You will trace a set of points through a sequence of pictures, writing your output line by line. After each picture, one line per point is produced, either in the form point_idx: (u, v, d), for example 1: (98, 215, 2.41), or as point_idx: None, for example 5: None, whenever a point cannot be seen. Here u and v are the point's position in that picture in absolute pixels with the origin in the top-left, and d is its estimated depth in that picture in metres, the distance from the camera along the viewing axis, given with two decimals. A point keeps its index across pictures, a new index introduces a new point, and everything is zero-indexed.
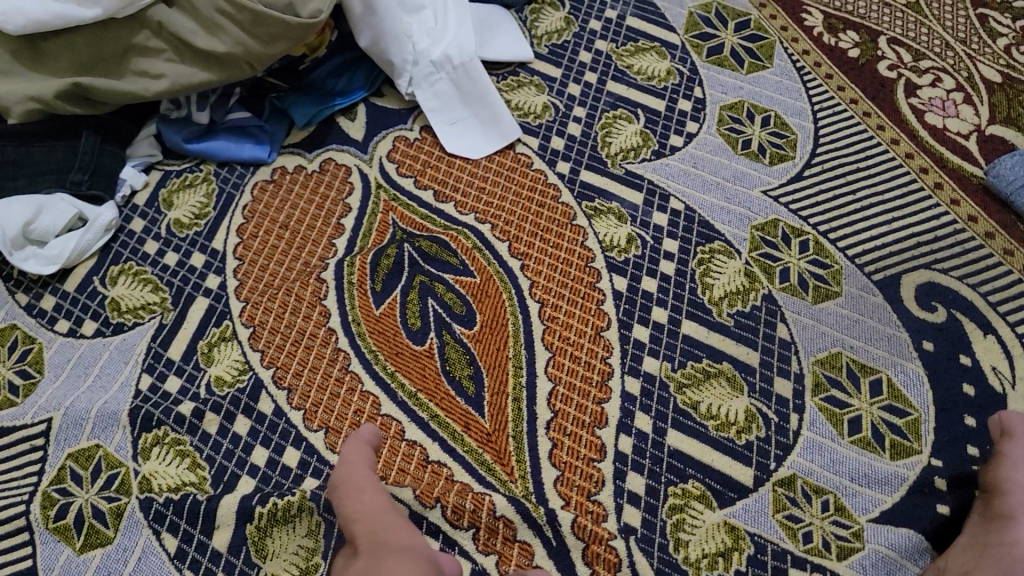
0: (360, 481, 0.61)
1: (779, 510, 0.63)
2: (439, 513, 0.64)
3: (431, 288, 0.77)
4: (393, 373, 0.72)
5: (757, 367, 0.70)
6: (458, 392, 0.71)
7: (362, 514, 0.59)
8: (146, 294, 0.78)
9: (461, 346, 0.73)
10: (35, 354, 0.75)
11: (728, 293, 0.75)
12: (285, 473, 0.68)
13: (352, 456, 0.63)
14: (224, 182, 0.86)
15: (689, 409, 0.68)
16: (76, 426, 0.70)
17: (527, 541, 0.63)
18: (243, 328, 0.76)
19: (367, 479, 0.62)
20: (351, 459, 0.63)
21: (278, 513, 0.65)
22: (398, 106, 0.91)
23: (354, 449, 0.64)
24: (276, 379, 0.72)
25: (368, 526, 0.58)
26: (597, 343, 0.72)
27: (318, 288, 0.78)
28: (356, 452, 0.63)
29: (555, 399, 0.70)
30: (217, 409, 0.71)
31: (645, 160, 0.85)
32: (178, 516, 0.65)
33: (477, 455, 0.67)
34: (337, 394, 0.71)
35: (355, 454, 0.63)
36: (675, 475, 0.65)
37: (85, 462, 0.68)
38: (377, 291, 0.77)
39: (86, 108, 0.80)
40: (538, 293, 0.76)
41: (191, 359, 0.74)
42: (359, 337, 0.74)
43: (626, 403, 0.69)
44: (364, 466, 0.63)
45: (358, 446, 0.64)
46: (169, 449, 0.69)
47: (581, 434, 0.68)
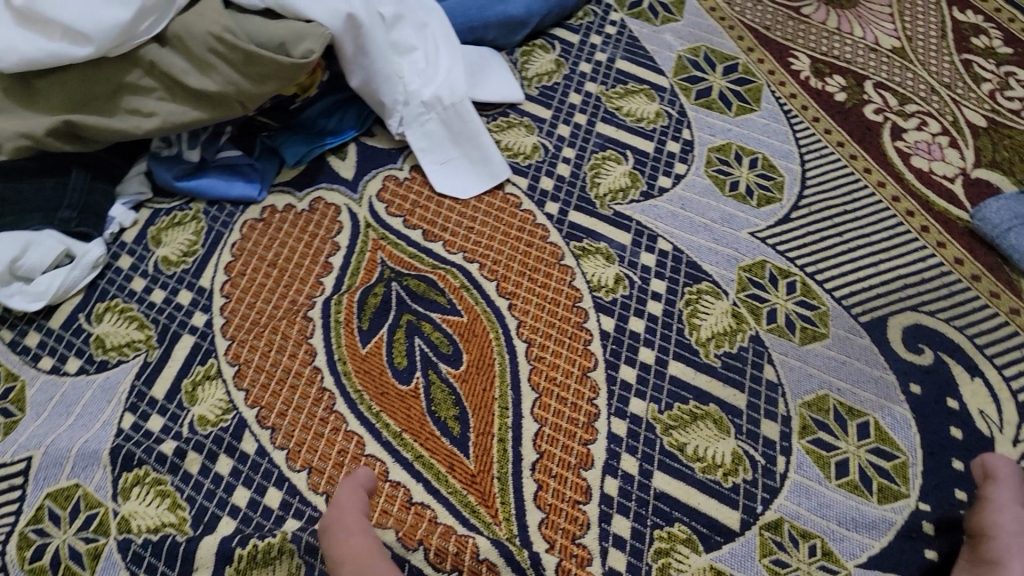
0: (352, 524, 0.61)
1: (766, 554, 0.63)
2: (422, 556, 0.63)
3: (418, 327, 0.77)
4: (378, 413, 0.71)
5: (744, 409, 0.70)
6: (443, 433, 0.70)
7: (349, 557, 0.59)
8: (131, 331, 0.78)
9: (447, 386, 0.73)
10: (17, 392, 0.75)
11: (715, 334, 0.75)
12: (267, 514, 0.67)
13: (345, 498, 0.62)
14: (213, 220, 0.86)
15: (676, 451, 0.68)
16: (57, 464, 0.69)
17: None
18: (228, 366, 0.75)
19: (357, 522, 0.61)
20: (344, 502, 0.62)
21: (258, 555, 0.64)
22: (388, 146, 0.91)
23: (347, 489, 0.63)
24: (260, 418, 0.72)
25: (354, 574, 0.58)
26: (583, 384, 0.72)
27: (305, 326, 0.77)
28: (350, 494, 0.62)
29: (541, 440, 0.69)
30: (199, 448, 0.70)
31: (634, 201, 0.85)
32: (156, 558, 0.65)
33: (461, 497, 0.66)
34: (321, 434, 0.70)
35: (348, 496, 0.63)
36: (661, 518, 0.64)
37: (64, 502, 0.68)
38: (364, 330, 0.77)
39: (78, 146, 0.81)
40: (525, 333, 0.76)
41: (174, 398, 0.73)
42: (344, 376, 0.74)
43: (612, 444, 0.68)
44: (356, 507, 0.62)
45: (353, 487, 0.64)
46: (150, 489, 0.68)
47: (567, 476, 0.67)
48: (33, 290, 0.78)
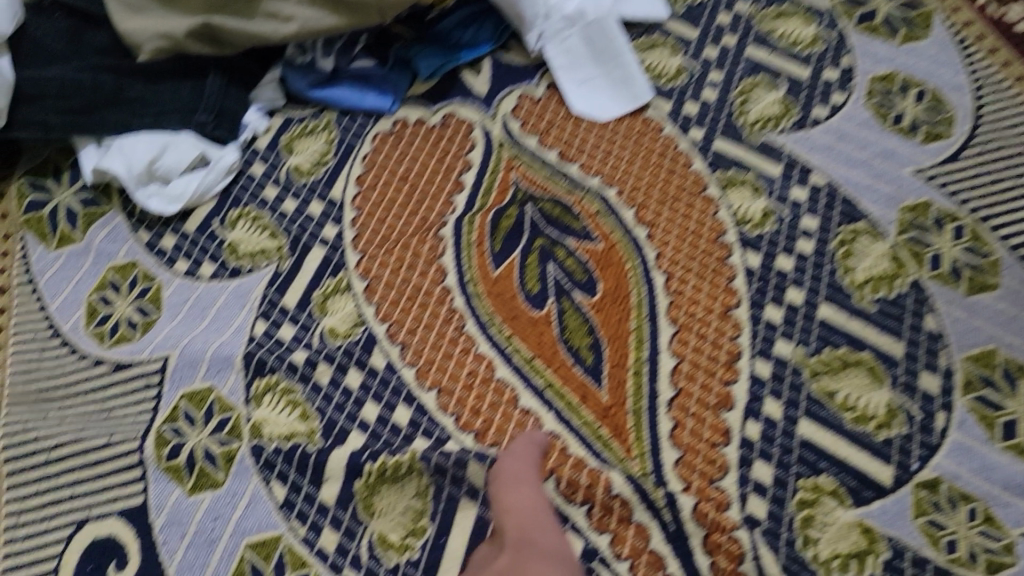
0: (523, 474, 0.60)
1: (921, 515, 0.58)
2: (552, 486, 0.61)
3: (551, 252, 0.74)
4: (509, 338, 0.69)
5: (901, 359, 0.65)
6: (576, 362, 0.68)
7: (518, 509, 0.58)
8: (263, 240, 0.78)
9: (581, 314, 0.70)
10: (154, 292, 0.76)
11: (871, 278, 0.70)
12: (396, 431, 0.66)
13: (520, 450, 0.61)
14: (345, 132, 0.84)
15: (824, 398, 0.64)
16: (191, 367, 0.70)
17: (644, 523, 0.59)
18: (358, 281, 0.74)
19: (531, 479, 0.60)
20: (518, 452, 0.61)
21: (388, 471, 0.63)
22: (524, 61, 0.86)
23: (524, 445, 0.62)
24: (390, 335, 0.71)
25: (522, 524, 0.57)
26: (726, 322, 0.68)
27: (436, 245, 0.75)
28: (525, 448, 0.61)
29: (679, 377, 0.66)
30: (329, 360, 0.70)
31: (786, 131, 0.79)
32: (288, 466, 0.64)
33: (594, 429, 0.64)
34: (450, 355, 0.69)
35: (525, 451, 0.61)
36: (806, 468, 0.61)
37: (199, 404, 0.68)
38: (495, 252, 0.74)
39: (217, 49, 0.81)
40: (664, 265, 0.72)
41: (305, 309, 0.73)
42: (475, 298, 0.72)
43: (755, 387, 0.65)
44: (531, 465, 0.61)
45: (530, 443, 0.62)
46: (282, 397, 0.68)
47: (705, 416, 0.64)
48: (172, 194, 0.79)
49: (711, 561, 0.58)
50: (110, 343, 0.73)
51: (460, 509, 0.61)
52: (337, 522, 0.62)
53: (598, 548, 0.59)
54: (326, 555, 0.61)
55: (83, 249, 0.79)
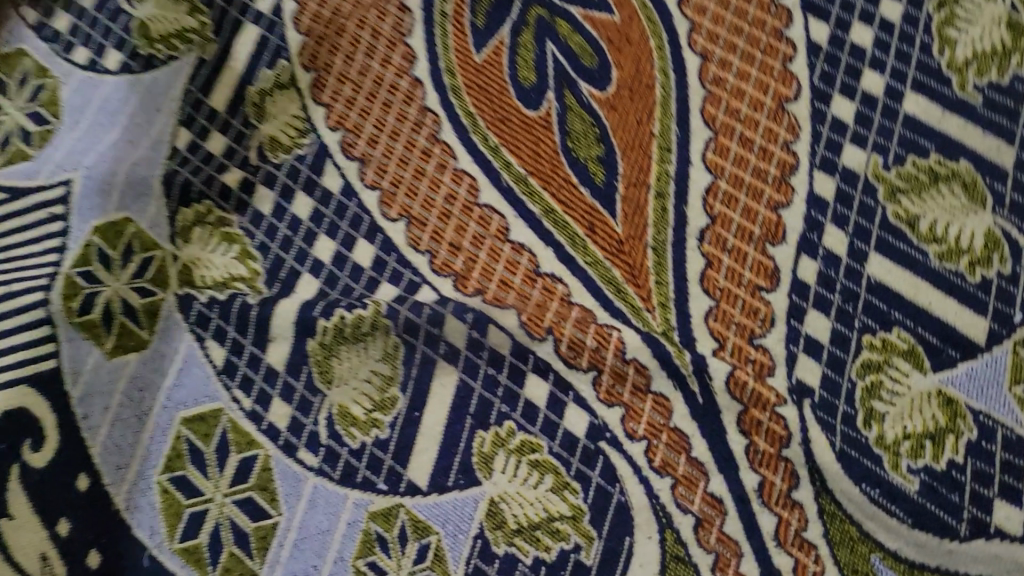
0: None
1: (1018, 382, 0.46)
2: (550, 348, 0.49)
3: (551, 26, 0.56)
4: (496, 148, 0.54)
5: (1010, 171, 0.50)
6: (583, 180, 0.53)
7: None
8: (181, 17, 0.60)
9: (589, 114, 0.54)
10: (49, 93, 0.59)
11: (977, 56, 0.52)
12: (356, 275, 0.52)
13: None
14: None
15: (904, 226, 0.49)
16: (100, 193, 0.56)
17: (664, 394, 0.47)
18: (302, 73, 0.58)
19: None
20: None
21: (347, 329, 0.51)
22: None
23: None
24: (345, 146, 0.55)
25: None
26: (779, 121, 0.52)
27: (400, 21, 0.58)
28: None
29: (714, 199, 0.51)
30: (270, 182, 0.55)
31: None
32: (225, 321, 0.52)
33: (604, 271, 0.50)
34: (422, 172, 0.54)
35: None
36: (875, 320, 0.48)
37: (114, 241, 0.55)
38: (478, 29, 0.57)
39: None
40: (700, 43, 0.54)
41: (238, 112, 0.57)
42: (452, 93, 0.56)
43: (814, 212, 0.50)
44: None
45: None
46: (214, 231, 0.55)
47: (746, 251, 0.50)
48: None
49: (747, 443, 0.46)
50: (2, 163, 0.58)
51: (437, 375, 0.49)
52: (289, 392, 0.51)
53: (607, 424, 0.48)
54: (277, 432, 0.50)
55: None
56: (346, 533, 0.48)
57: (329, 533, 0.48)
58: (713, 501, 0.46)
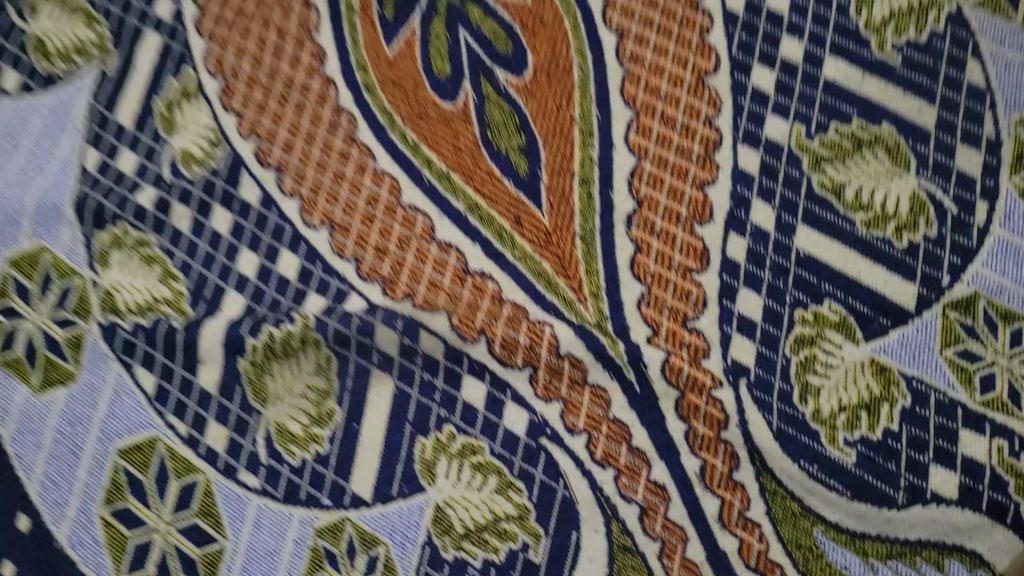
0: None
1: (950, 344, 0.46)
2: (484, 348, 0.48)
3: (462, 13, 0.54)
4: (415, 145, 0.52)
5: (932, 131, 0.49)
6: (506, 172, 0.51)
7: None
8: (78, 30, 0.58)
9: (507, 102, 0.52)
10: None
11: (895, 14, 0.51)
12: (282, 288, 0.51)
13: None
14: None
15: (829, 196, 0.49)
16: (12, 223, 0.54)
17: (601, 386, 0.47)
18: (210, 80, 0.56)
19: None
20: None
21: (277, 345, 0.50)
22: None
23: None
24: (260, 155, 0.54)
25: None
26: (699, 96, 0.51)
27: (306, 19, 0.56)
28: None
29: (639, 182, 0.50)
30: (186, 198, 0.53)
31: None
32: (152, 347, 0.51)
33: (533, 264, 0.50)
34: (341, 176, 0.52)
35: None
36: (806, 294, 0.47)
37: (31, 272, 0.53)
38: (387, 21, 0.55)
39: None
40: (616, 19, 0.53)
41: (147, 127, 0.55)
42: (366, 91, 0.54)
43: (740, 187, 0.49)
44: None
45: None
46: (133, 254, 0.53)
47: (675, 234, 0.49)
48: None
49: (687, 428, 0.46)
50: None
51: (372, 386, 0.49)
52: (224, 413, 0.50)
53: (547, 420, 0.47)
54: (216, 456, 0.49)
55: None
56: (294, 551, 0.47)
57: (276, 553, 0.47)
58: (656, 489, 0.46)
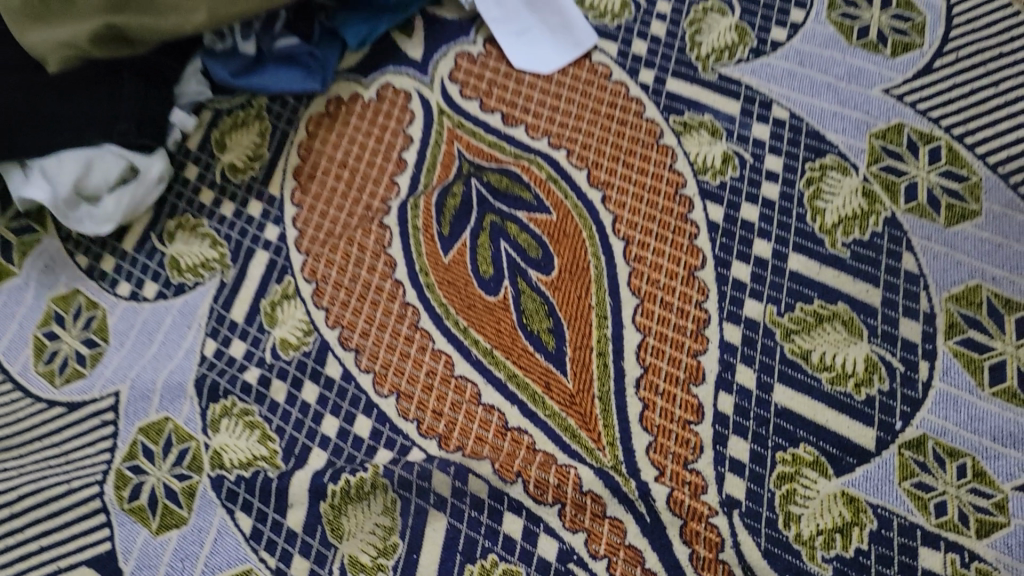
0: None
1: (907, 478, 0.55)
2: (521, 488, 0.59)
3: (503, 228, 0.69)
4: (466, 329, 0.66)
5: (878, 307, 0.61)
6: (538, 348, 0.64)
7: None
8: (205, 250, 0.74)
9: (539, 295, 0.66)
10: (99, 321, 0.72)
11: (843, 219, 0.65)
12: (357, 444, 0.63)
13: None
14: (278, 118, 0.80)
15: (799, 359, 0.60)
16: (144, 398, 0.68)
17: (619, 517, 0.57)
18: (305, 284, 0.71)
19: None
20: None
21: (352, 490, 0.61)
22: (458, 16, 0.81)
23: None
24: (343, 340, 0.67)
25: None
26: (690, 285, 0.64)
27: (381, 236, 0.71)
28: None
29: (645, 353, 0.62)
30: (283, 375, 0.67)
31: (742, 60, 0.73)
32: (251, 494, 0.62)
33: (561, 420, 0.61)
34: (407, 354, 0.66)
35: None
36: (785, 439, 0.58)
37: (156, 436, 0.66)
38: (445, 236, 0.70)
39: (126, 49, 0.75)
40: (623, 230, 0.67)
41: (254, 321, 0.70)
42: (428, 289, 0.68)
43: (726, 355, 0.61)
44: None
45: None
46: (239, 421, 0.66)
47: (675, 393, 0.60)
48: (100, 212, 0.74)
49: (691, 551, 0.55)
50: (62, 382, 0.70)
51: (430, 522, 0.59)
52: (307, 548, 0.60)
53: (574, 547, 0.57)
54: None
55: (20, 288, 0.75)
56: None
57: None
58: None
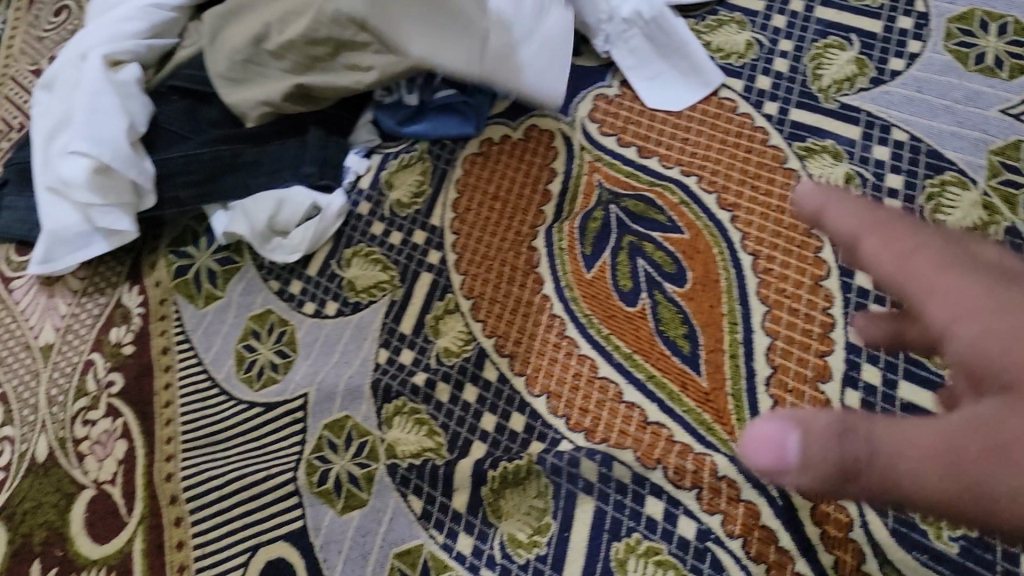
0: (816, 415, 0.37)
1: None
2: (661, 474, 0.65)
3: (639, 247, 0.77)
4: (608, 336, 0.73)
5: None
6: (674, 351, 0.71)
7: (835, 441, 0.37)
8: (377, 273, 0.85)
9: (674, 305, 0.73)
10: (289, 334, 0.84)
11: (962, 229, 0.70)
12: (513, 437, 0.71)
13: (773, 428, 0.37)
14: (437, 158, 0.90)
15: (922, 358, 0.65)
16: (328, 399, 0.78)
17: (752, 501, 0.62)
18: (464, 301, 0.80)
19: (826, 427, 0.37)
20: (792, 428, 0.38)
21: (509, 476, 0.69)
22: (596, 64, 0.90)
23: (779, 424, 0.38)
24: (498, 348, 0.76)
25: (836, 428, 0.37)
26: (816, 293, 0.70)
27: (531, 257, 0.80)
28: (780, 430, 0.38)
29: (774, 354, 0.68)
30: (447, 378, 0.76)
31: (862, 89, 0.79)
32: (421, 479, 0.71)
33: (696, 415, 0.67)
34: (555, 359, 0.74)
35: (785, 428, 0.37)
36: None
37: (338, 432, 0.76)
38: (587, 255, 0.78)
39: (311, 105, 0.90)
40: (750, 245, 0.74)
41: (421, 333, 0.79)
42: (573, 302, 0.76)
43: (851, 355, 0.66)
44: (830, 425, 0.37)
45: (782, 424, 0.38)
46: (409, 418, 0.75)
47: (804, 389, 0.66)
48: (286, 241, 0.87)
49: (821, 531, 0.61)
50: (259, 386, 0.82)
51: (578, 504, 0.66)
52: (470, 526, 0.68)
53: (711, 527, 0.62)
54: (464, 557, 0.67)
55: (224, 305, 0.89)
56: None
57: None
58: None
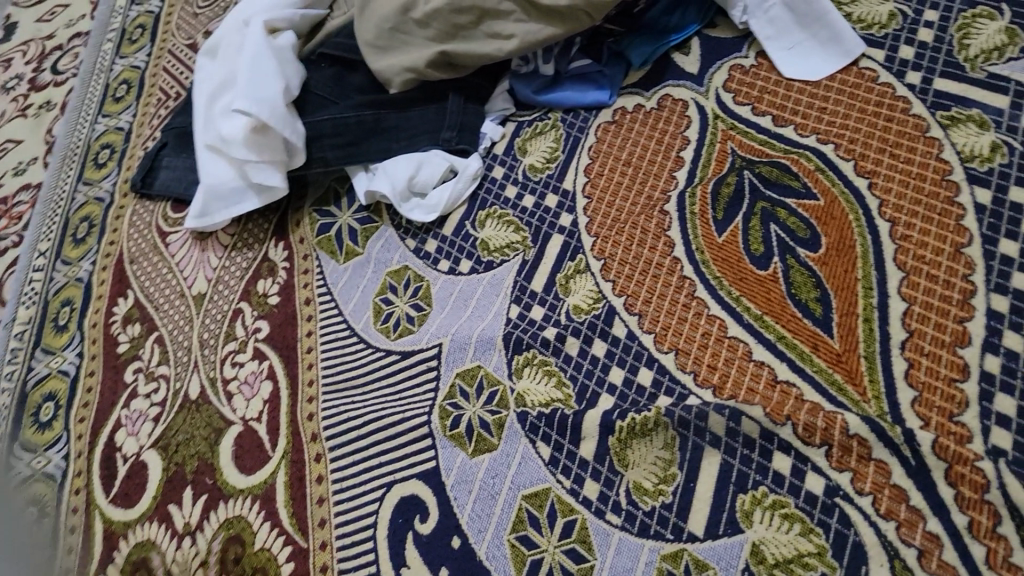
0: None
1: None
2: (791, 431, 0.66)
3: (772, 213, 0.78)
4: (739, 298, 0.74)
5: None
6: (805, 314, 0.71)
7: None
8: (509, 234, 0.88)
9: (807, 269, 0.74)
10: (424, 290, 0.88)
11: None
12: (640, 391, 0.73)
13: None
14: (571, 127, 0.93)
15: None
16: (461, 350, 0.82)
17: (884, 460, 0.62)
18: (595, 261, 0.82)
19: None
20: None
21: (637, 426, 0.70)
22: (733, 35, 0.91)
23: None
24: (628, 306, 0.78)
25: None
26: (957, 260, 0.69)
27: (662, 221, 0.82)
28: None
29: (910, 319, 0.68)
30: (576, 334, 0.78)
31: (1012, 59, 0.77)
32: (550, 427, 0.74)
33: (828, 375, 0.68)
34: (685, 317, 0.75)
35: None
36: None
37: (470, 380, 0.79)
38: (719, 220, 0.79)
39: (451, 73, 0.94)
40: (888, 213, 0.73)
41: (551, 290, 0.82)
42: (703, 265, 0.77)
43: (993, 321, 0.65)
44: None
45: None
46: (539, 369, 0.77)
47: (941, 355, 0.65)
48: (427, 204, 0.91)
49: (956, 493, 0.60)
50: (395, 336, 0.86)
51: (705, 456, 0.67)
52: (597, 473, 0.70)
53: (840, 484, 0.63)
54: (590, 501, 0.69)
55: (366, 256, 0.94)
56: (645, 569, 0.65)
57: (633, 570, 0.65)
58: (932, 537, 0.59)
